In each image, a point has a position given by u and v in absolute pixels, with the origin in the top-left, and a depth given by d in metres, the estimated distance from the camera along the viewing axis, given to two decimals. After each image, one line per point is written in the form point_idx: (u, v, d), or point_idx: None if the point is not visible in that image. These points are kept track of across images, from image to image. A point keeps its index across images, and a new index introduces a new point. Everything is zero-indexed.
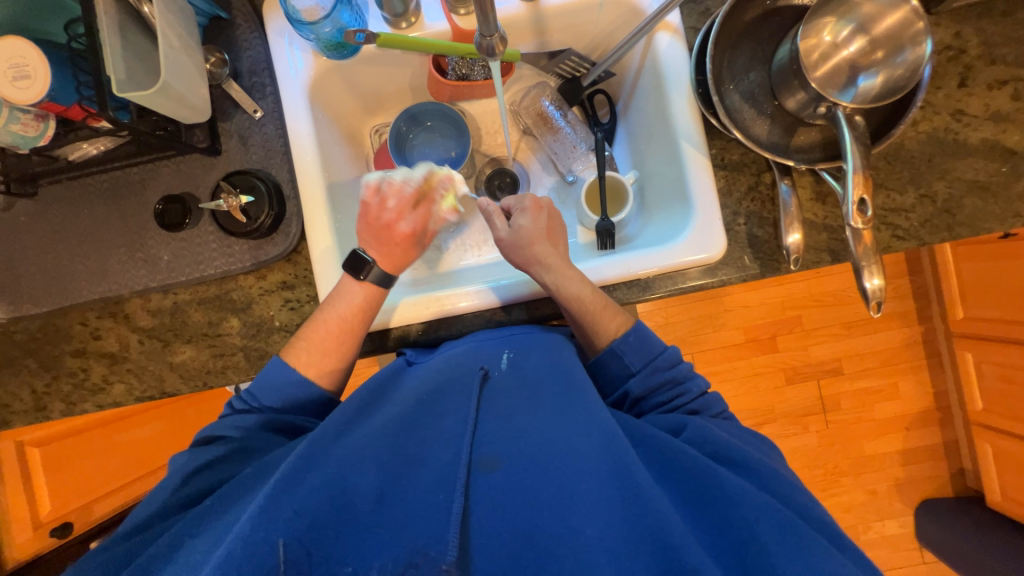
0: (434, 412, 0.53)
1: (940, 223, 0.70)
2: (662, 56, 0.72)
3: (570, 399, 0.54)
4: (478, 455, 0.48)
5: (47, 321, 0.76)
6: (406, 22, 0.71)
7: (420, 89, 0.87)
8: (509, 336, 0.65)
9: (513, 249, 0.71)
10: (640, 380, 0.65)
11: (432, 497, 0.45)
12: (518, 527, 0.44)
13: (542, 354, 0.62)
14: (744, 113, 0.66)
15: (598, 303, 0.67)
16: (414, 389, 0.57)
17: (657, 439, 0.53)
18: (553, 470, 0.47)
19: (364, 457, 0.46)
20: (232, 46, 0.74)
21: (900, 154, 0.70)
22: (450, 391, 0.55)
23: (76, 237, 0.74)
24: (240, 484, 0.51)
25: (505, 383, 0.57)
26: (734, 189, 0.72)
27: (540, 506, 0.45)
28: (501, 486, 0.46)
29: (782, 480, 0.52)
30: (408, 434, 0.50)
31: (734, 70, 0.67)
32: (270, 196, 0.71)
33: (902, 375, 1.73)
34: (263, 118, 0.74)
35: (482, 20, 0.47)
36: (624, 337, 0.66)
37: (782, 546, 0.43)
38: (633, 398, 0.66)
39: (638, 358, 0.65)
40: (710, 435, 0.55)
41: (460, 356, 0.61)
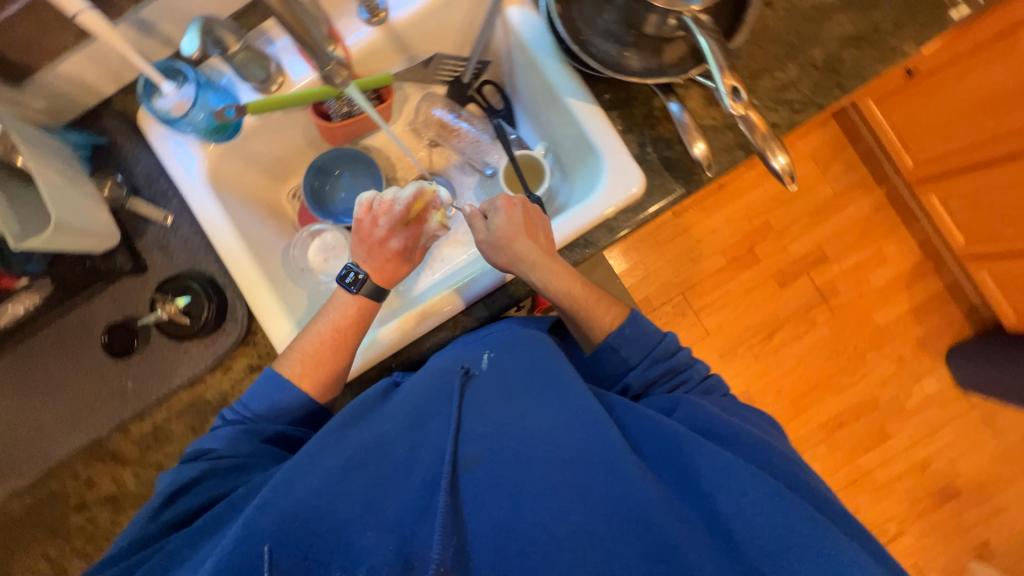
0: (417, 421, 0.55)
1: (830, 85, 0.72)
2: (519, 29, 0.74)
3: (553, 390, 0.57)
4: (462, 454, 0.51)
5: (40, 488, 0.76)
6: (275, 85, 0.72)
7: (318, 141, 0.89)
8: (490, 335, 0.67)
9: (502, 254, 0.69)
10: (638, 373, 0.69)
11: (417, 502, 0.47)
12: (502, 522, 0.47)
13: (523, 348, 0.63)
14: (609, 53, 0.68)
15: (589, 297, 0.71)
16: (399, 401, 0.58)
17: (643, 420, 0.57)
18: (536, 462, 0.50)
19: (346, 469, 0.49)
20: (121, 165, 0.74)
21: (769, 36, 0.72)
22: (431, 397, 0.57)
23: (40, 397, 0.74)
24: None
25: (486, 381, 0.59)
26: (632, 124, 0.74)
27: (524, 501, 0.48)
28: (485, 482, 0.49)
29: (769, 452, 0.56)
30: (392, 442, 0.52)
31: (586, 17, 0.69)
32: (207, 290, 0.72)
33: (885, 240, 1.75)
34: (175, 221, 0.75)
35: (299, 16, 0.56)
36: (620, 331, 0.69)
37: (766, 517, 0.46)
38: (633, 392, 0.69)
39: (634, 352, 0.69)
40: (702, 413, 0.59)
41: (443, 363, 0.63)
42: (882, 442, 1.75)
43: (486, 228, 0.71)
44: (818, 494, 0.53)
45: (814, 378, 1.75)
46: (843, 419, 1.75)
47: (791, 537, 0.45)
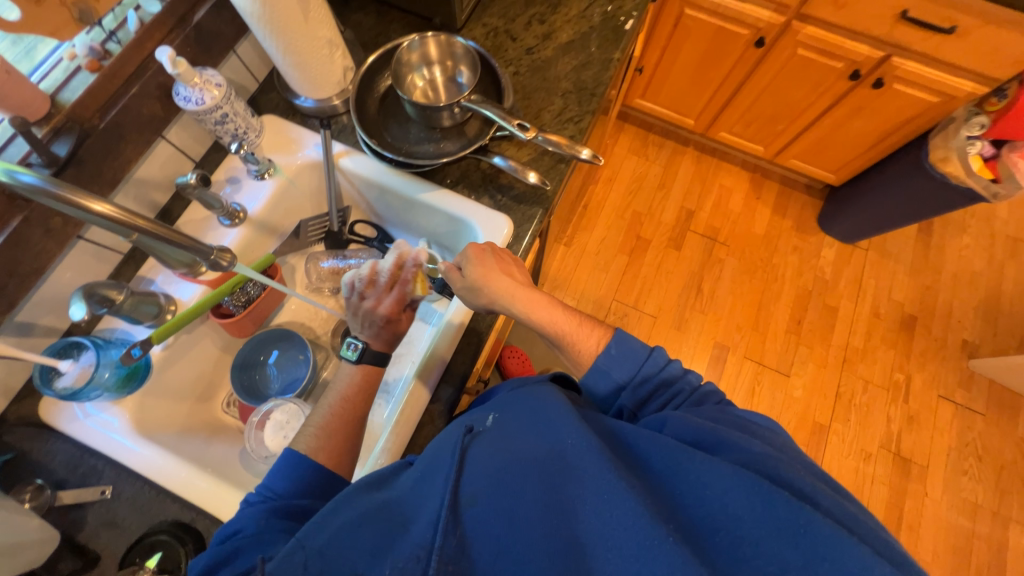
0: (426, 476, 0.59)
1: (588, 97, 0.96)
2: (356, 171, 0.89)
3: (552, 427, 0.59)
4: (462, 492, 0.54)
5: None
6: (170, 312, 0.78)
7: (230, 344, 0.92)
8: (495, 400, 0.71)
9: (484, 293, 0.76)
10: (630, 394, 0.71)
11: (419, 545, 0.50)
12: (498, 547, 0.51)
13: (517, 399, 0.68)
14: (431, 150, 0.87)
15: (570, 325, 0.77)
16: (414, 470, 0.61)
17: (640, 440, 0.56)
18: (527, 493, 0.53)
19: (357, 527, 0.53)
20: (38, 468, 0.70)
21: (530, 90, 0.97)
22: (440, 454, 0.60)
23: None
24: None
25: (488, 435, 0.61)
26: (476, 188, 0.89)
27: (515, 531, 0.51)
28: (483, 516, 0.52)
29: (770, 459, 0.51)
30: (406, 501, 0.56)
31: (401, 138, 0.88)
32: (176, 535, 0.67)
33: (719, 177, 2.13)
34: (115, 488, 0.70)
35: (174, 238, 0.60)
36: (607, 353, 0.73)
37: (742, 507, 0.45)
38: (629, 411, 0.71)
39: (623, 371, 0.72)
40: (690, 424, 0.58)
41: (450, 429, 0.66)
42: (836, 315, 1.94)
43: (462, 278, 0.79)
44: (827, 497, 0.47)
45: (753, 300, 1.95)
46: (796, 317, 1.94)
47: (773, 529, 0.43)
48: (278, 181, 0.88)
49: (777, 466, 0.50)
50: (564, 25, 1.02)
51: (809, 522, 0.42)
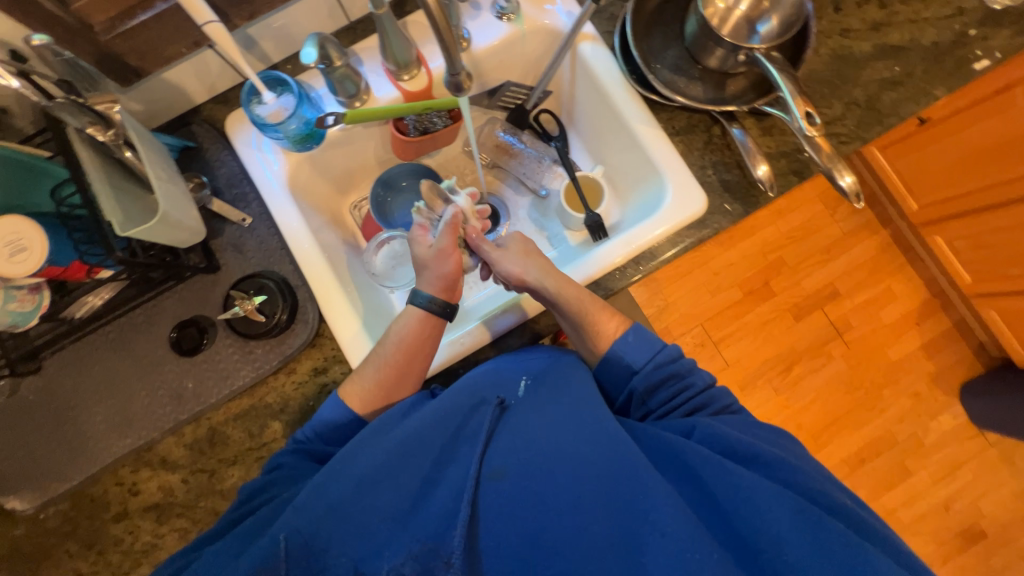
0: (451, 436, 0.59)
1: (872, 121, 0.79)
2: (590, 61, 0.80)
3: (581, 413, 0.59)
4: (487, 468, 0.55)
5: (79, 496, 0.72)
6: (360, 101, 0.77)
7: (385, 157, 0.93)
8: (528, 359, 0.69)
9: (508, 266, 0.75)
10: (643, 377, 0.66)
11: (444, 508, 0.53)
12: (522, 530, 0.52)
13: (551, 373, 0.66)
14: (678, 82, 0.75)
15: (591, 308, 0.70)
16: (429, 413, 0.60)
17: (668, 442, 0.56)
18: (560, 476, 0.53)
19: (375, 477, 0.54)
20: (207, 168, 0.77)
21: (815, 77, 0.80)
22: (464, 419, 0.61)
23: (94, 395, 0.72)
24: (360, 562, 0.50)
25: (518, 410, 0.61)
26: (692, 148, 0.79)
27: (543, 510, 0.52)
28: (508, 494, 0.53)
29: (807, 478, 0.51)
30: (425, 450, 0.57)
31: (655, 52, 0.76)
32: (281, 290, 0.73)
33: (893, 278, 1.82)
34: (252, 223, 0.76)
35: (448, 59, 0.51)
36: (623, 337, 0.67)
37: (791, 543, 0.46)
38: (637, 396, 0.66)
39: (638, 356, 0.66)
40: (721, 434, 0.56)
41: (480, 377, 0.65)
42: (904, 479, 1.74)
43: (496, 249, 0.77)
44: (851, 513, 0.50)
45: (834, 412, 1.76)
46: (863, 455, 1.75)
47: (819, 554, 0.45)
48: (512, 29, 0.81)
49: (811, 483, 0.51)
50: (904, 24, 0.81)
51: (851, 554, 0.45)
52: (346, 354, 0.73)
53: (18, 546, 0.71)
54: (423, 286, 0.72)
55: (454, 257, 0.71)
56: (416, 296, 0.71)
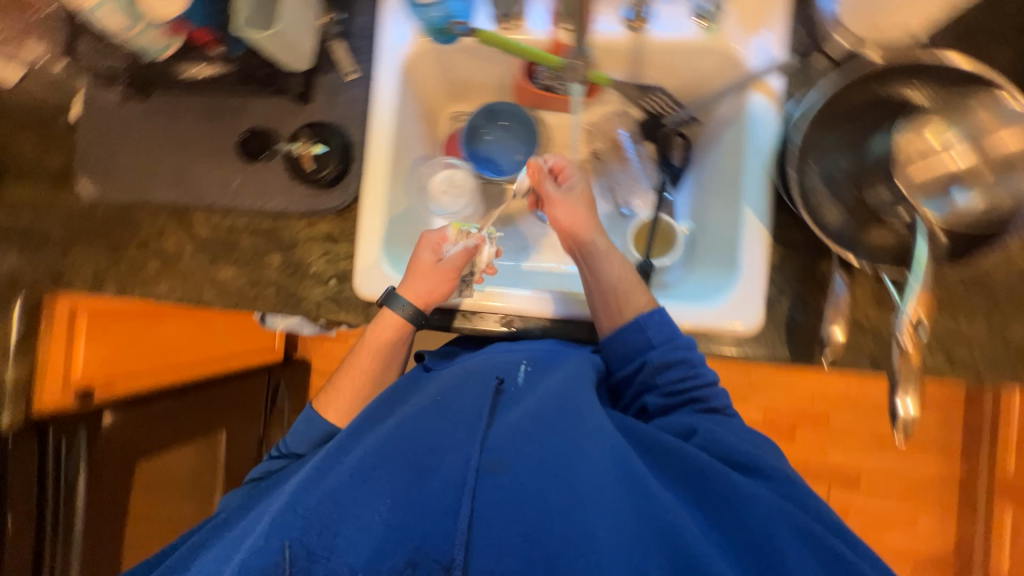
0: (445, 415, 0.56)
1: (1005, 367, 0.64)
2: (749, 117, 0.70)
3: (576, 407, 0.56)
4: (486, 459, 0.51)
5: (124, 211, 0.85)
6: (509, 24, 0.73)
7: (505, 88, 0.89)
8: (531, 352, 0.68)
9: (562, 209, 0.74)
10: (659, 353, 0.65)
11: (443, 499, 0.49)
12: (525, 529, 0.47)
13: (558, 373, 0.62)
14: (820, 195, 0.63)
15: (631, 277, 0.70)
16: (429, 394, 0.60)
17: (666, 445, 0.55)
18: (560, 468, 0.50)
19: (374, 465, 0.51)
20: (348, 8, 0.78)
21: (981, 281, 0.64)
22: (461, 397, 0.58)
23: (169, 144, 0.82)
24: (343, 541, 0.48)
25: (517, 398, 0.59)
26: (786, 268, 0.69)
27: (548, 511, 0.48)
28: (508, 488, 0.49)
29: (795, 482, 0.56)
30: (417, 435, 0.54)
31: (823, 149, 0.63)
32: (341, 153, 0.76)
33: (925, 512, 1.58)
34: (355, 80, 0.78)
35: None
36: (650, 312, 0.67)
37: (794, 555, 0.48)
38: (649, 370, 0.65)
39: (660, 334, 0.65)
40: (721, 441, 0.58)
41: (479, 362, 0.65)
42: None
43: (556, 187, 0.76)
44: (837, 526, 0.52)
45: None
46: None
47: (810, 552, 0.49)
48: (699, 38, 0.71)
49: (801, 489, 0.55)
50: None
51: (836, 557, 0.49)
52: (358, 238, 0.77)
53: (73, 218, 0.87)
54: (406, 293, 0.72)
55: (451, 281, 0.73)
56: (398, 301, 0.72)
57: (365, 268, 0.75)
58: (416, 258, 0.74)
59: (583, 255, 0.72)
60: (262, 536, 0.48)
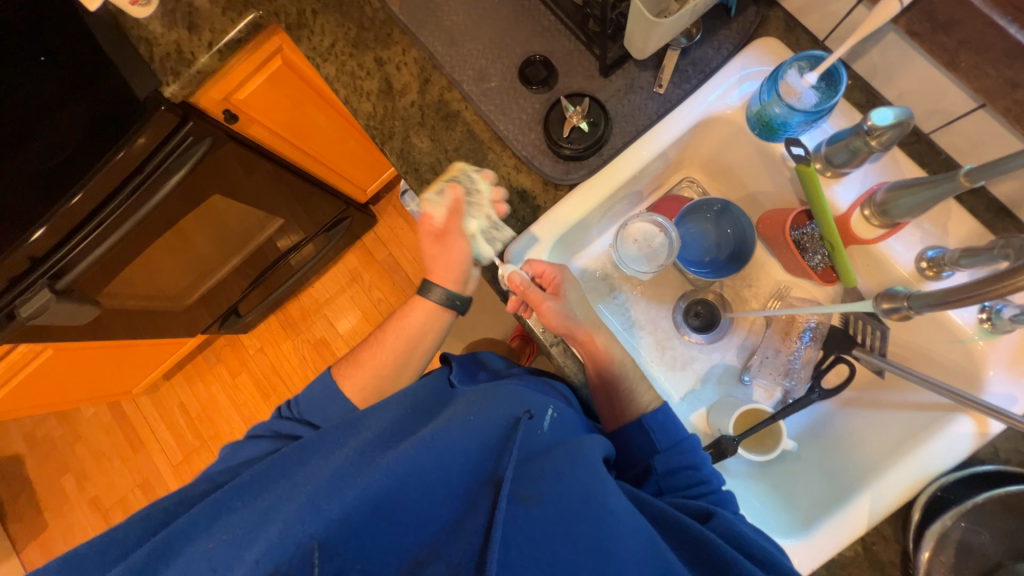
0: (473, 438, 0.59)
1: None
2: (942, 433, 0.65)
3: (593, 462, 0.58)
4: (513, 493, 0.55)
5: (389, 24, 0.86)
6: (822, 169, 0.69)
7: (753, 202, 0.85)
8: (567, 411, 0.69)
9: (565, 321, 0.71)
10: (664, 457, 0.68)
11: (470, 520, 0.54)
12: (546, 560, 0.51)
13: (569, 434, 0.64)
14: (942, 553, 0.60)
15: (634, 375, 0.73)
16: (462, 409, 0.63)
17: (672, 523, 0.59)
18: (589, 510, 0.53)
19: (410, 471, 0.54)
20: (708, 34, 0.75)
21: None
22: (489, 420, 0.61)
23: (470, 9, 0.82)
24: (375, 530, 0.52)
25: (540, 438, 0.61)
26: (846, 566, 0.65)
27: (573, 553, 0.51)
28: (535, 520, 0.53)
29: None
30: (448, 453, 0.57)
31: (980, 520, 0.60)
32: (595, 142, 0.74)
33: None
34: (657, 95, 0.75)
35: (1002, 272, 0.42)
36: (653, 415, 0.70)
37: None
38: (651, 472, 0.68)
39: (664, 437, 0.68)
40: (736, 530, 0.59)
41: (508, 393, 0.66)
42: None
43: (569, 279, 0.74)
44: None
45: None
46: None
47: None
48: (968, 329, 0.65)
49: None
50: None
51: None
52: (539, 216, 0.75)
53: None
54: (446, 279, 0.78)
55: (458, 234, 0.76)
56: (428, 288, 0.80)
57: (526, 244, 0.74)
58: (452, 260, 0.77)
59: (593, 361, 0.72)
60: (292, 520, 0.50)
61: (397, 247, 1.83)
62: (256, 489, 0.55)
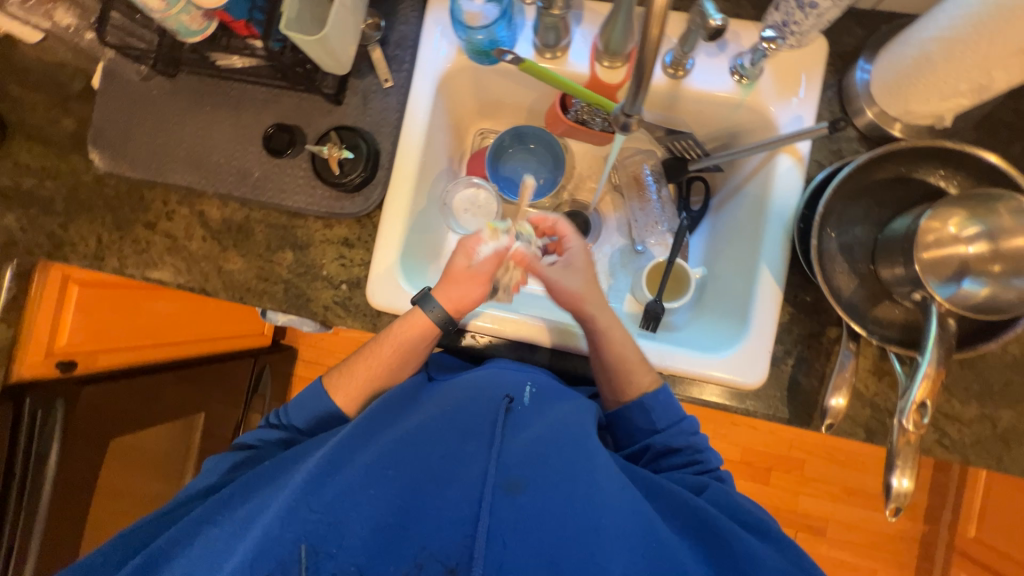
0: (456, 428, 0.57)
1: (992, 450, 0.66)
2: (776, 176, 0.71)
3: (587, 439, 0.57)
4: (502, 479, 0.52)
5: (136, 187, 0.84)
6: (551, 54, 0.74)
7: (536, 113, 0.90)
8: (534, 372, 0.66)
9: (567, 280, 0.74)
10: (663, 437, 0.67)
11: (456, 511, 0.50)
12: (540, 554, 0.48)
13: (563, 404, 0.62)
14: (835, 263, 0.65)
15: (633, 357, 0.68)
16: (443, 402, 0.60)
17: (673, 496, 0.56)
18: (577, 503, 0.51)
19: (387, 466, 0.52)
20: (391, 16, 0.79)
21: (978, 365, 0.66)
22: (473, 411, 0.59)
23: (192, 128, 0.81)
24: (356, 530, 0.49)
25: (526, 419, 0.59)
26: (793, 328, 0.70)
27: (563, 536, 0.49)
28: (524, 510, 0.50)
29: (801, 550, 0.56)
30: (428, 441, 0.55)
31: (843, 219, 0.65)
32: (368, 158, 0.75)
33: (883, 564, 1.58)
34: (390, 88, 0.78)
35: (631, 96, 0.52)
36: (655, 395, 0.67)
37: None
38: (652, 453, 0.68)
39: (664, 418, 0.67)
40: (733, 501, 0.59)
41: (482, 379, 0.62)
42: None
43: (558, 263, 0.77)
44: None
45: None
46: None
47: None
48: (734, 93, 0.72)
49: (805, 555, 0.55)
50: None
51: None
52: (375, 249, 0.76)
53: (80, 190, 0.85)
54: (439, 298, 0.70)
55: (478, 287, 0.71)
56: (429, 302, 0.69)
57: (379, 277, 0.75)
58: (451, 264, 0.73)
59: (585, 329, 0.71)
60: (271, 529, 0.48)
61: (327, 357, 1.77)
62: (226, 512, 0.56)
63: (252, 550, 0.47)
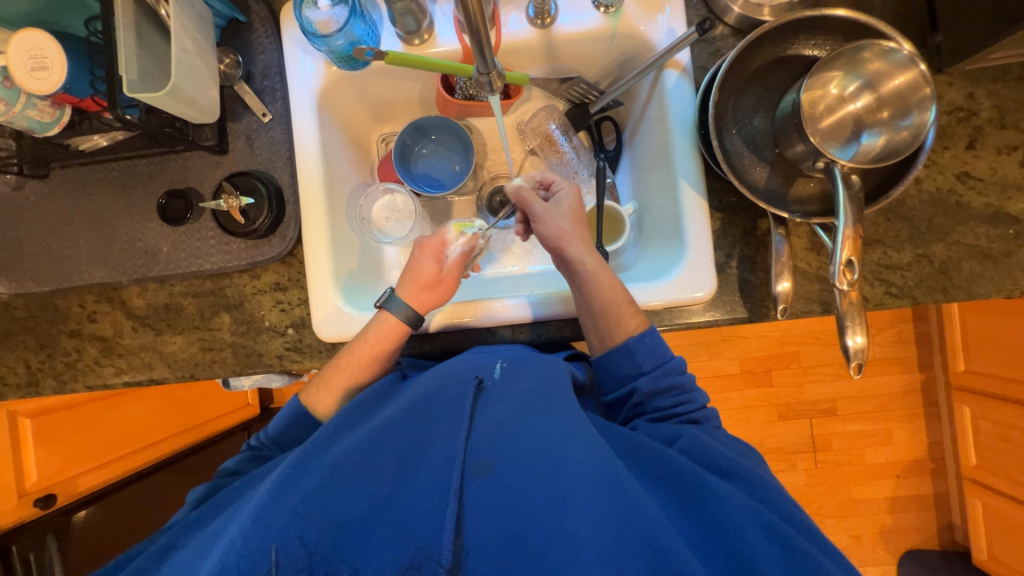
0: (426, 416, 0.57)
1: (936, 285, 0.69)
2: (668, 93, 0.72)
3: (557, 404, 0.57)
4: (471, 463, 0.53)
5: (47, 300, 0.79)
6: (419, 40, 0.72)
7: (429, 103, 0.88)
8: (506, 350, 0.69)
9: (554, 220, 0.73)
10: (648, 380, 0.66)
11: (425, 503, 0.50)
12: (510, 529, 0.49)
13: (532, 369, 0.63)
14: (743, 158, 0.66)
15: (620, 299, 0.67)
16: (413, 394, 0.60)
17: (644, 448, 0.57)
18: (545, 475, 0.51)
19: (356, 462, 0.51)
20: (248, 48, 0.76)
21: (900, 212, 0.69)
22: (441, 400, 0.59)
23: (81, 222, 0.76)
24: (327, 524, 0.48)
25: (497, 396, 0.60)
26: (728, 232, 0.72)
27: (533, 510, 0.49)
28: (492, 489, 0.51)
29: (770, 489, 0.55)
30: (395, 431, 0.55)
31: (738, 113, 0.66)
32: (271, 198, 0.73)
33: (896, 422, 1.65)
34: (271, 121, 0.76)
35: (479, 56, 0.52)
36: (640, 337, 0.66)
37: (765, 549, 0.47)
38: (637, 397, 0.66)
39: (649, 359, 0.66)
40: (701, 445, 0.58)
41: (456, 367, 0.64)
42: None
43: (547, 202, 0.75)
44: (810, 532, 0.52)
45: None
46: None
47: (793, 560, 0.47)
48: (604, 24, 0.72)
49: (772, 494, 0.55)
50: None
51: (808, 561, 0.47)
52: (309, 286, 0.74)
53: None
54: (401, 292, 0.70)
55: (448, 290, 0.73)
56: (394, 301, 0.69)
57: (321, 310, 0.73)
58: (418, 266, 0.73)
59: (570, 271, 0.70)
60: (235, 543, 0.46)
61: None
62: (193, 538, 0.55)
63: (217, 563, 0.45)
